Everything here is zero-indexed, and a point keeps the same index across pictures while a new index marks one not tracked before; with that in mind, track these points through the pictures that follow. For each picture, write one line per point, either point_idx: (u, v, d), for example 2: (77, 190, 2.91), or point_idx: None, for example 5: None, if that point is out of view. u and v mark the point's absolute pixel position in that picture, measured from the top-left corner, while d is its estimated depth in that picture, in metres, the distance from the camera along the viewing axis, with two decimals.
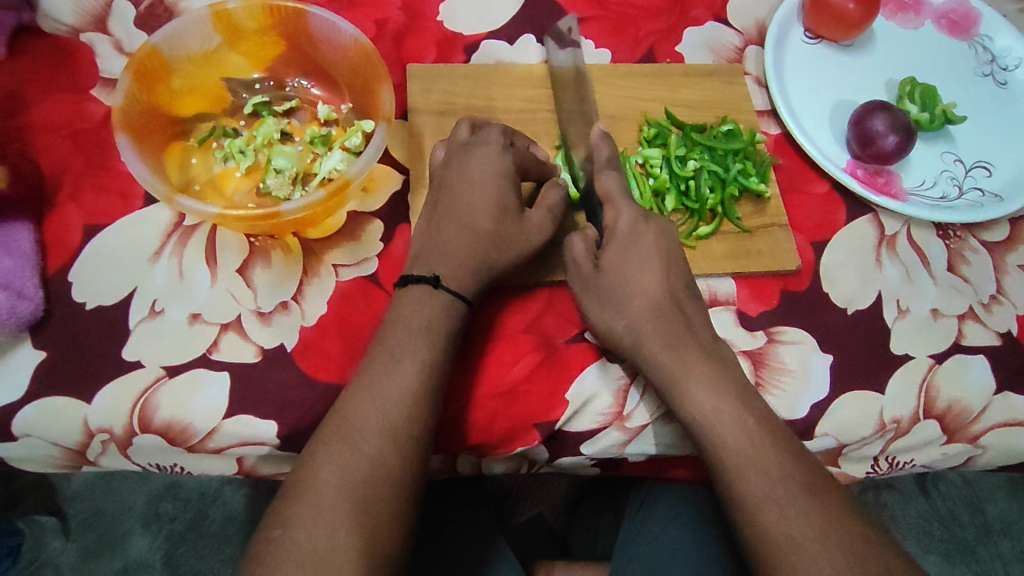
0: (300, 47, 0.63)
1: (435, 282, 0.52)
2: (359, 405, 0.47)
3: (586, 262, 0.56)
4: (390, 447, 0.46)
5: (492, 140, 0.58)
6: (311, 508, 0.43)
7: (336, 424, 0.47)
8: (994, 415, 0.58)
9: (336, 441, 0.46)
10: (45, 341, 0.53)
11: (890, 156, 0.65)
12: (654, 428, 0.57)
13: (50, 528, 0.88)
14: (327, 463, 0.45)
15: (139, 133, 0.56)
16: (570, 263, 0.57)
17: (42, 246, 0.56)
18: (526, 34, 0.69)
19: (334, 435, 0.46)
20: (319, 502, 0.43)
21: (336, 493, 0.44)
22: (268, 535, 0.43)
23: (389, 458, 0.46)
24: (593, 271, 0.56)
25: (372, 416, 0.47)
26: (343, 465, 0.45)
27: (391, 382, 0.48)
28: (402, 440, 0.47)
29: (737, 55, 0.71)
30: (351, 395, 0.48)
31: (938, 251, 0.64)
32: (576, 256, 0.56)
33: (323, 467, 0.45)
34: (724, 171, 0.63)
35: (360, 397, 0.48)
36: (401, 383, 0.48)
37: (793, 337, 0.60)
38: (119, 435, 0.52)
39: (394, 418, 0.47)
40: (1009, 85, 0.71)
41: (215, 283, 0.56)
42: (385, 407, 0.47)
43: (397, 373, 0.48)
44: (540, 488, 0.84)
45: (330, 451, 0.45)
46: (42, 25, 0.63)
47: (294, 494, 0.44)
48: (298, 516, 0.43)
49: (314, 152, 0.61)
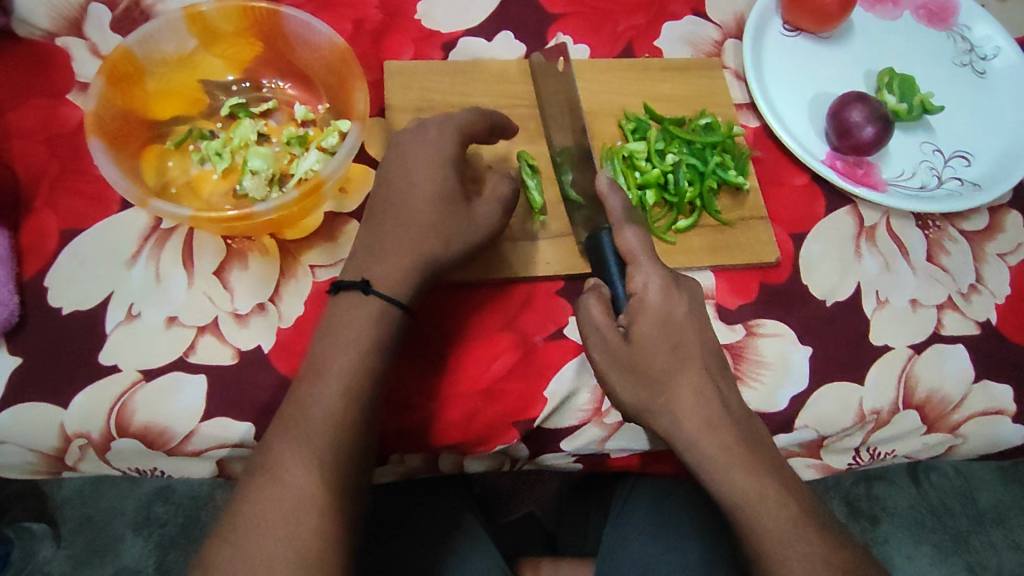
0: (276, 47, 0.63)
1: (366, 287, 0.50)
2: (311, 391, 0.47)
3: (614, 333, 0.52)
4: (349, 432, 0.46)
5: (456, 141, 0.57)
6: (266, 499, 0.43)
7: (298, 401, 0.47)
8: (974, 404, 0.59)
9: (290, 427, 0.45)
10: (21, 346, 0.53)
11: (868, 147, 0.65)
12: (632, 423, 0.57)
13: (41, 535, 0.87)
14: (282, 452, 0.45)
15: (112, 137, 0.55)
16: (593, 333, 0.53)
17: (17, 252, 0.56)
18: (503, 31, 0.69)
19: (288, 423, 0.46)
20: (283, 477, 0.44)
21: (291, 482, 0.43)
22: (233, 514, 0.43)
23: (344, 446, 0.46)
24: (624, 344, 0.51)
25: (324, 403, 0.46)
26: (296, 455, 0.44)
27: (343, 365, 0.48)
28: (357, 428, 0.47)
29: (717, 48, 0.71)
30: (302, 382, 0.48)
31: (918, 241, 0.64)
32: (599, 323, 0.52)
33: (276, 457, 0.44)
34: (703, 163, 0.63)
35: (312, 383, 0.47)
36: (358, 364, 0.48)
37: (772, 330, 0.60)
38: (97, 440, 0.52)
39: (344, 403, 0.46)
40: (988, 74, 0.71)
41: (192, 286, 0.56)
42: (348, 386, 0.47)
43: (348, 358, 0.48)
44: (530, 487, 0.86)
45: (288, 429, 0.45)
46: (17, 29, 0.62)
47: (249, 484, 0.44)
48: (253, 508, 0.43)
49: (290, 153, 0.60)
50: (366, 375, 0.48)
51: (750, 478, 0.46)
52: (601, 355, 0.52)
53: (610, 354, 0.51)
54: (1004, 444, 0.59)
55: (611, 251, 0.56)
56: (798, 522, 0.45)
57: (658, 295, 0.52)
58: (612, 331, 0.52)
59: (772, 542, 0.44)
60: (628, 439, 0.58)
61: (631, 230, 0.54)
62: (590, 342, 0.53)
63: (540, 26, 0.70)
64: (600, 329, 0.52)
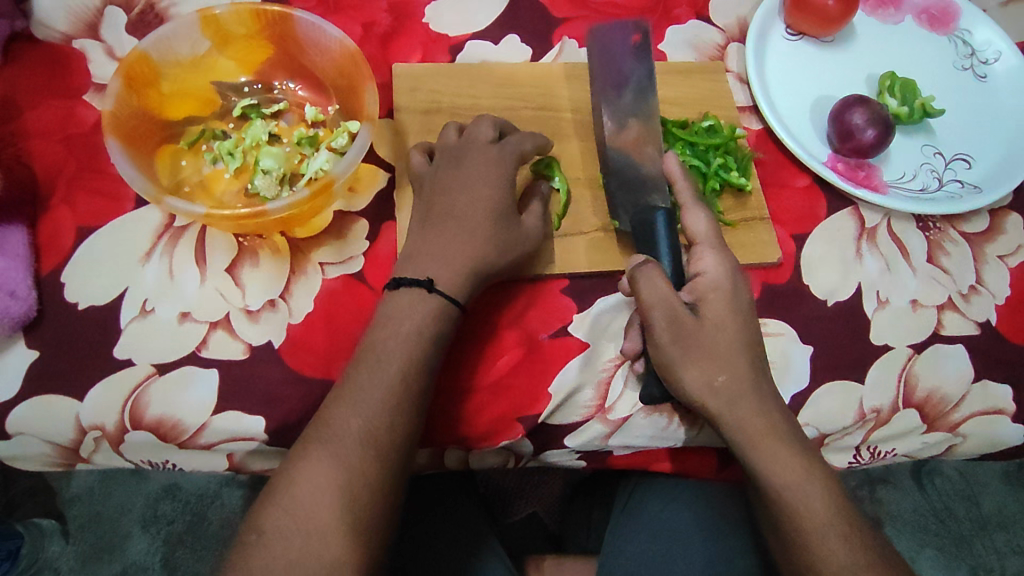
0: (288, 50, 0.65)
1: (430, 287, 0.52)
2: (367, 375, 0.49)
3: (685, 312, 0.51)
4: (396, 409, 0.48)
5: (484, 136, 0.59)
6: (320, 471, 0.45)
7: (350, 382, 0.49)
8: (973, 403, 0.60)
9: (347, 406, 0.48)
10: (39, 340, 0.54)
11: (869, 150, 0.65)
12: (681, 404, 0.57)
13: (49, 531, 0.89)
14: (339, 427, 0.46)
15: (129, 137, 0.57)
16: (654, 308, 0.50)
17: (35, 248, 0.57)
18: (510, 35, 0.70)
19: (344, 401, 0.48)
20: (336, 446, 0.46)
21: (347, 457, 0.45)
22: (284, 479, 0.45)
23: (395, 430, 0.48)
24: (693, 320, 0.51)
25: (381, 387, 0.48)
26: (353, 433, 0.46)
27: (399, 352, 0.50)
28: (408, 413, 0.48)
29: (720, 52, 0.72)
30: (358, 365, 0.50)
31: (918, 243, 0.65)
32: (667, 297, 0.50)
33: (331, 434, 0.46)
34: (705, 165, 0.64)
35: (370, 366, 0.49)
36: (406, 348, 0.50)
37: (774, 329, 0.60)
38: (112, 432, 0.53)
39: (399, 386, 0.48)
40: (989, 78, 0.72)
41: (204, 282, 0.58)
42: (395, 368, 0.49)
43: (402, 347, 0.50)
44: (533, 487, 0.87)
45: (342, 404, 0.48)
46: (36, 32, 0.64)
47: (301, 457, 0.46)
48: (305, 471, 0.45)
49: (301, 154, 0.62)
50: (416, 365, 0.50)
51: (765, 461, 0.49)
52: (659, 324, 0.50)
53: (673, 321, 0.50)
54: (1003, 443, 0.60)
55: (664, 228, 0.55)
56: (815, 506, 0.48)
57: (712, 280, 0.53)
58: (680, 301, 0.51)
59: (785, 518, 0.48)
60: (632, 435, 0.58)
61: (697, 213, 0.56)
62: (653, 318, 0.51)
63: (546, 29, 0.71)
64: (658, 300, 0.50)
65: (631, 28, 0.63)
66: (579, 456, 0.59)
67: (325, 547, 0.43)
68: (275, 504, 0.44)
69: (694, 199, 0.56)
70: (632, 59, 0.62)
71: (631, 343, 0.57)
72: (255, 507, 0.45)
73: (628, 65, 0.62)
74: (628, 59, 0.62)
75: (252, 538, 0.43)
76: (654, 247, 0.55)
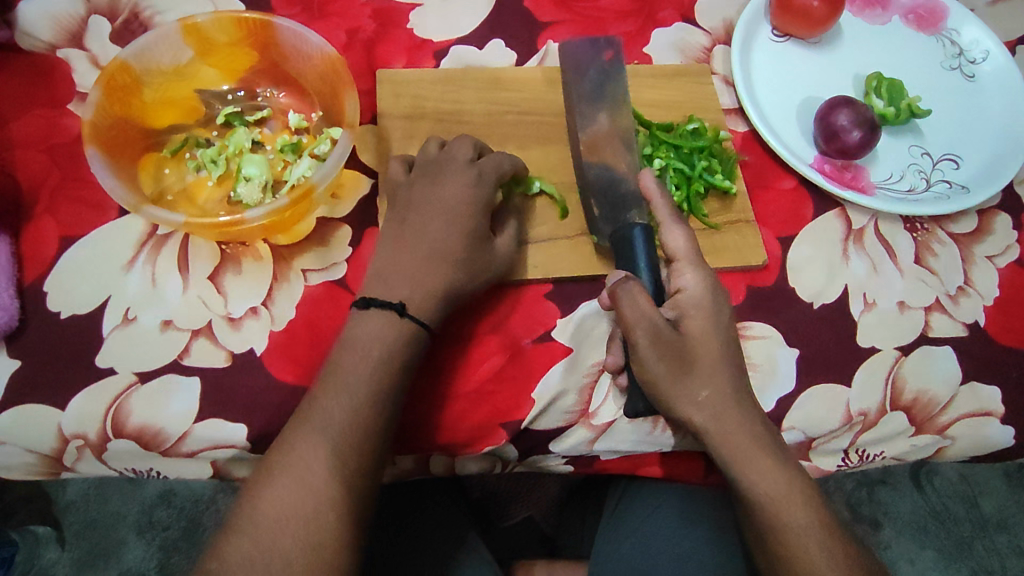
0: (271, 57, 0.65)
1: (402, 310, 0.52)
2: (333, 399, 0.49)
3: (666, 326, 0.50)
4: (358, 431, 0.48)
5: (461, 152, 0.58)
6: (285, 498, 0.45)
7: (313, 404, 0.49)
8: (961, 406, 0.59)
9: (311, 431, 0.47)
10: (21, 350, 0.54)
11: (855, 151, 0.65)
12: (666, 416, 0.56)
13: (46, 538, 0.87)
14: (303, 454, 0.47)
15: (110, 146, 0.57)
16: (636, 326, 0.49)
17: (18, 257, 0.57)
18: (495, 39, 0.70)
19: (308, 427, 0.48)
20: (298, 471, 0.46)
21: (312, 484, 0.46)
22: (248, 504, 0.45)
23: (357, 453, 0.48)
24: (674, 333, 0.50)
25: (344, 409, 0.48)
26: (315, 457, 0.46)
27: (363, 376, 0.49)
28: (370, 435, 0.49)
29: (705, 55, 0.72)
30: (324, 388, 0.49)
31: (906, 244, 0.64)
32: (649, 314, 0.49)
33: (294, 458, 0.46)
34: (689, 168, 0.63)
35: (335, 390, 0.49)
36: (369, 368, 0.50)
37: (759, 332, 0.60)
38: (94, 440, 0.53)
39: (364, 407, 0.49)
40: (977, 77, 0.72)
41: (187, 290, 0.58)
42: (358, 389, 0.49)
43: (367, 368, 0.50)
44: (529, 492, 0.86)
45: (305, 427, 0.48)
46: (21, 42, 0.64)
47: (264, 483, 0.46)
48: (268, 497, 0.45)
49: (284, 161, 0.62)
50: (382, 386, 0.50)
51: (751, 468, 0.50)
52: (642, 342, 0.49)
53: (654, 338, 0.49)
54: (992, 445, 0.59)
55: (642, 242, 0.55)
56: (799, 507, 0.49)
57: (691, 297, 0.53)
58: (661, 316, 0.50)
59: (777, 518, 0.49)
60: (617, 440, 0.58)
61: (679, 231, 0.55)
62: (636, 335, 0.50)
63: (531, 34, 0.71)
64: (638, 319, 0.50)
65: (602, 45, 0.65)
66: (564, 461, 0.59)
67: (289, 575, 0.43)
68: (239, 531, 0.44)
69: (670, 214, 0.55)
70: (606, 72, 0.64)
71: (614, 355, 0.57)
72: (220, 533, 0.45)
73: (601, 79, 0.64)
74: (600, 74, 0.64)
75: (214, 565, 0.43)
76: (633, 262, 0.55)
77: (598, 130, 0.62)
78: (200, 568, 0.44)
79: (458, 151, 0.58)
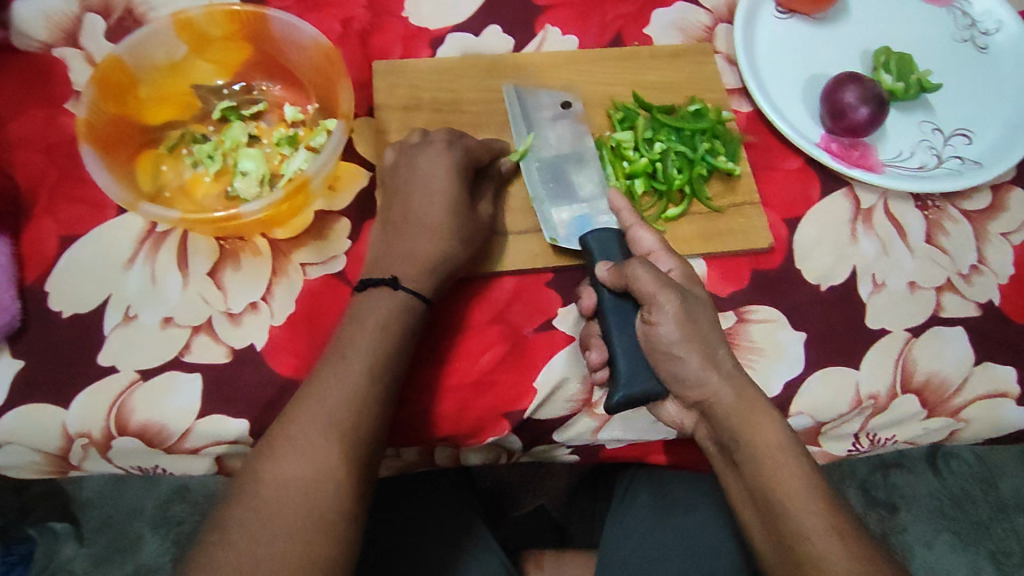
0: (265, 50, 0.64)
1: (395, 284, 0.52)
2: (333, 372, 0.48)
3: (681, 292, 0.51)
4: (358, 405, 0.47)
5: (438, 137, 0.58)
6: (287, 468, 0.45)
7: (314, 381, 0.48)
8: (976, 387, 0.57)
9: (311, 402, 0.47)
10: (25, 350, 0.55)
11: (863, 129, 0.64)
12: (666, 408, 0.55)
13: (63, 534, 0.86)
14: (304, 423, 0.46)
15: (105, 144, 0.57)
16: (660, 293, 0.49)
17: (20, 258, 0.57)
18: (491, 25, 0.69)
19: (309, 398, 0.47)
20: (301, 443, 0.45)
21: (315, 454, 0.45)
22: (248, 478, 0.45)
23: (360, 426, 0.47)
24: (689, 299, 0.51)
25: (344, 383, 0.48)
26: (317, 427, 0.46)
27: (364, 349, 0.49)
28: (373, 410, 0.48)
29: (707, 34, 0.70)
30: (326, 362, 0.49)
31: (916, 223, 0.63)
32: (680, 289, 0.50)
33: (296, 431, 0.46)
34: (692, 151, 0.62)
35: (336, 364, 0.49)
36: (370, 344, 0.49)
37: (764, 316, 0.59)
38: (98, 439, 0.53)
39: (363, 383, 0.48)
40: (990, 49, 0.70)
41: (186, 286, 0.58)
42: (357, 364, 0.49)
43: (369, 341, 0.49)
44: (542, 479, 0.87)
45: (306, 400, 0.47)
46: (16, 42, 0.64)
47: (267, 455, 0.45)
48: (271, 469, 0.45)
49: (281, 154, 0.62)
50: (381, 362, 0.49)
51: (761, 438, 0.47)
52: (671, 308, 0.49)
53: (681, 301, 0.50)
54: (1009, 427, 0.57)
55: (615, 242, 0.56)
56: (804, 496, 0.45)
57: (681, 278, 0.54)
58: (675, 285, 0.51)
59: (783, 504, 0.45)
60: (622, 429, 0.58)
61: (646, 231, 0.56)
62: (660, 302, 0.49)
63: (528, 19, 0.69)
64: (660, 286, 0.50)
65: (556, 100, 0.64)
66: (570, 451, 0.59)
67: (291, 544, 0.43)
68: (240, 501, 0.44)
69: (637, 217, 0.57)
70: (561, 121, 0.63)
71: (597, 353, 0.55)
72: (223, 506, 0.45)
73: (552, 127, 0.62)
74: (551, 120, 0.63)
75: (216, 536, 0.43)
76: (617, 256, 0.55)
77: (559, 185, 0.60)
78: (202, 540, 0.43)
79: (435, 137, 0.58)
